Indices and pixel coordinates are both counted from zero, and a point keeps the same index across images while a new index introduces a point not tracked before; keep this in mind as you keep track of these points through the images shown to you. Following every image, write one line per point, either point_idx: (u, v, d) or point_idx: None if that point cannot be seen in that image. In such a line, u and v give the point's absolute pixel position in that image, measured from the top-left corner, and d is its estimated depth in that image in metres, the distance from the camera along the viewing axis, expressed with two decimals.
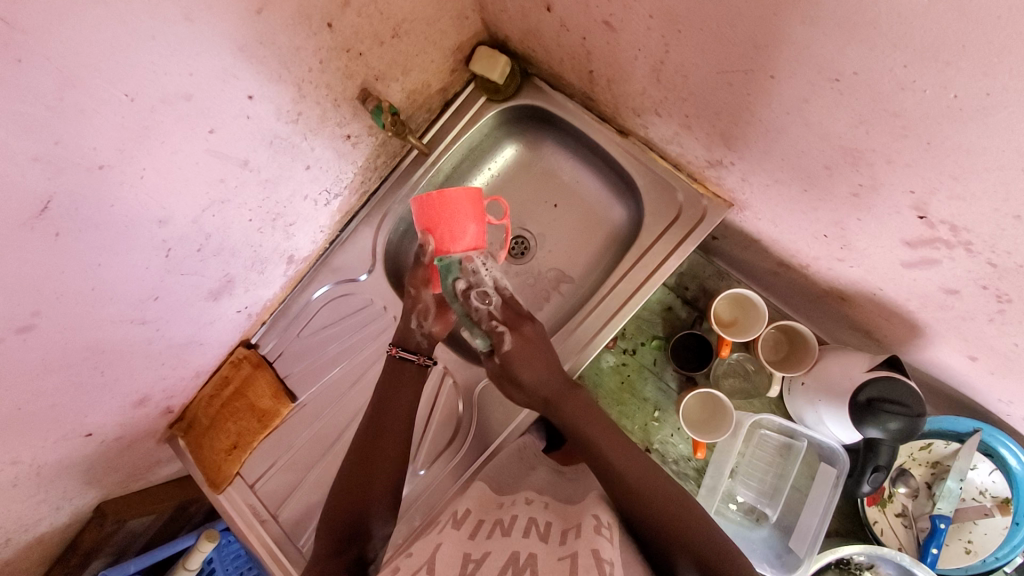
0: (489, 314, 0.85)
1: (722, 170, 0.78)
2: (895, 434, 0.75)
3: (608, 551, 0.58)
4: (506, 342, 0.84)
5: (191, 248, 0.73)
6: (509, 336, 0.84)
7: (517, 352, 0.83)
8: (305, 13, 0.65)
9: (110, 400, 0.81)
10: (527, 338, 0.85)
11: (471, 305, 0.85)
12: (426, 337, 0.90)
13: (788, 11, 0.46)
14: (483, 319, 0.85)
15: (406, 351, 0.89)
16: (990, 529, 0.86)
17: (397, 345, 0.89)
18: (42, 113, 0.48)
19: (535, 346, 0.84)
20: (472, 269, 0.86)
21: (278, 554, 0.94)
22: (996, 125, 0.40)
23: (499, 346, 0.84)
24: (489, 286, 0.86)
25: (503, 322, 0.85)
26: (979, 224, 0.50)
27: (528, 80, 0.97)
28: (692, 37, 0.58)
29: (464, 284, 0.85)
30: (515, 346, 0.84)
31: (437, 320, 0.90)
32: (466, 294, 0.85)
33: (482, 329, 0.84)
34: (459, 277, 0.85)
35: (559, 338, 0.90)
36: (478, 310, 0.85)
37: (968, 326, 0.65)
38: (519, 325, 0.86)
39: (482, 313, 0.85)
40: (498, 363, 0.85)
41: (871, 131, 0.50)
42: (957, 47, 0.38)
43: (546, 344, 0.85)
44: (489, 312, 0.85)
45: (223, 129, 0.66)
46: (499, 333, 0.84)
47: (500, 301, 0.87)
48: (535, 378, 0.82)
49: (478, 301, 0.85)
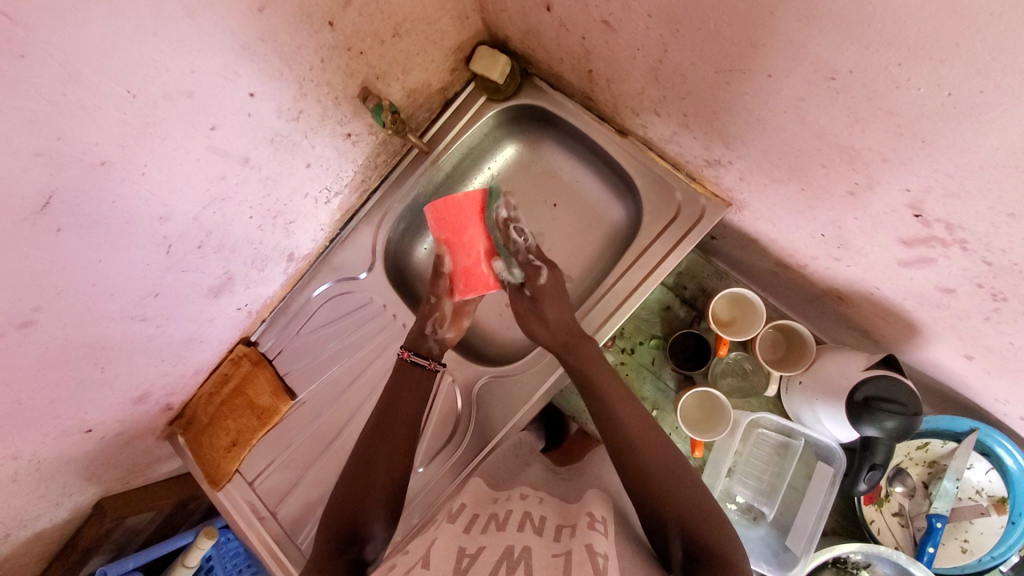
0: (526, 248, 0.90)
1: (720, 170, 0.79)
2: (892, 433, 0.76)
3: (601, 547, 0.59)
4: (541, 276, 0.88)
5: (192, 245, 0.73)
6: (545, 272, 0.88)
7: (549, 289, 0.87)
8: (306, 11, 0.66)
9: (110, 396, 0.81)
10: (559, 280, 0.89)
11: (509, 236, 0.89)
12: (438, 343, 0.92)
13: (784, 10, 0.46)
14: (521, 252, 0.90)
15: (417, 356, 0.90)
16: (986, 528, 0.86)
17: (405, 351, 0.90)
18: (44, 109, 0.49)
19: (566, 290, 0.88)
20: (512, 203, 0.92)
21: (277, 551, 0.94)
22: (990, 123, 0.41)
23: (534, 279, 0.88)
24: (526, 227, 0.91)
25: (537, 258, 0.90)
26: (974, 222, 0.50)
27: (528, 79, 0.97)
28: (690, 37, 0.58)
29: (504, 214, 0.90)
30: (549, 282, 0.88)
31: (452, 326, 0.93)
32: (503, 224, 0.89)
33: (519, 261, 0.89)
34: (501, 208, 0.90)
35: (583, 311, 0.92)
36: (515, 244, 0.90)
37: (964, 324, 0.66)
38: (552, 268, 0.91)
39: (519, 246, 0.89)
40: (528, 296, 0.88)
41: (867, 130, 0.50)
42: (951, 46, 0.38)
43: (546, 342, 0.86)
44: (525, 246, 0.90)
45: (224, 126, 0.67)
46: (534, 267, 0.89)
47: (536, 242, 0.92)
48: (560, 315, 0.85)
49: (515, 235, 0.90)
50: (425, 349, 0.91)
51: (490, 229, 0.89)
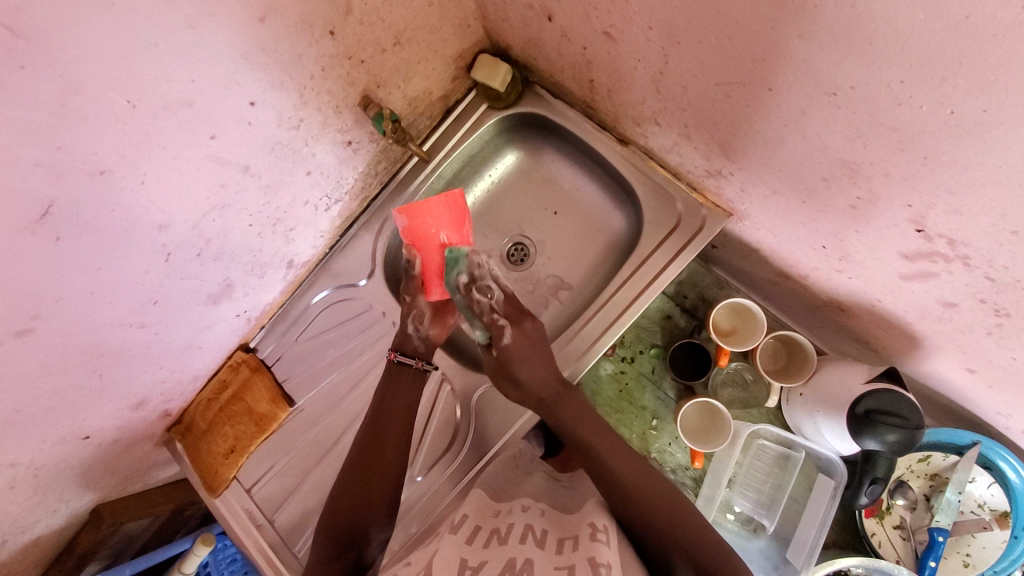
0: (491, 307, 0.86)
1: (722, 180, 0.78)
2: (894, 447, 0.75)
3: (605, 557, 0.59)
4: (506, 336, 0.84)
5: (191, 252, 0.73)
6: (509, 331, 0.85)
7: (516, 348, 0.84)
8: (307, 20, 0.66)
9: (108, 403, 0.81)
10: (527, 334, 0.85)
11: (473, 299, 0.86)
12: (422, 342, 0.91)
13: (785, 26, 0.46)
14: (485, 312, 0.86)
15: (403, 355, 0.90)
16: (988, 542, 0.85)
17: (393, 351, 0.90)
18: (44, 119, 0.48)
19: (537, 344, 0.84)
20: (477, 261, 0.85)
21: (274, 559, 0.93)
22: (993, 141, 0.40)
23: (499, 339, 0.85)
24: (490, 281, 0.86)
25: (503, 316, 0.86)
26: (976, 238, 0.50)
27: (529, 88, 0.97)
28: (692, 49, 0.58)
29: (466, 278, 0.85)
30: (515, 340, 0.84)
31: (433, 323, 0.91)
32: (467, 287, 0.86)
33: (483, 322, 0.86)
34: (462, 271, 0.85)
35: (562, 344, 0.91)
36: (479, 303, 0.86)
37: (966, 338, 0.65)
38: (521, 320, 0.87)
39: (483, 306, 0.86)
40: (497, 358, 0.85)
41: (868, 145, 0.50)
42: (954, 64, 0.38)
43: (545, 351, 0.85)
44: (490, 306, 0.86)
45: (225, 135, 0.67)
46: (499, 326, 0.85)
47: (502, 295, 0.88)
48: (533, 377, 0.82)
49: (478, 295, 0.86)
50: (421, 355, 0.91)
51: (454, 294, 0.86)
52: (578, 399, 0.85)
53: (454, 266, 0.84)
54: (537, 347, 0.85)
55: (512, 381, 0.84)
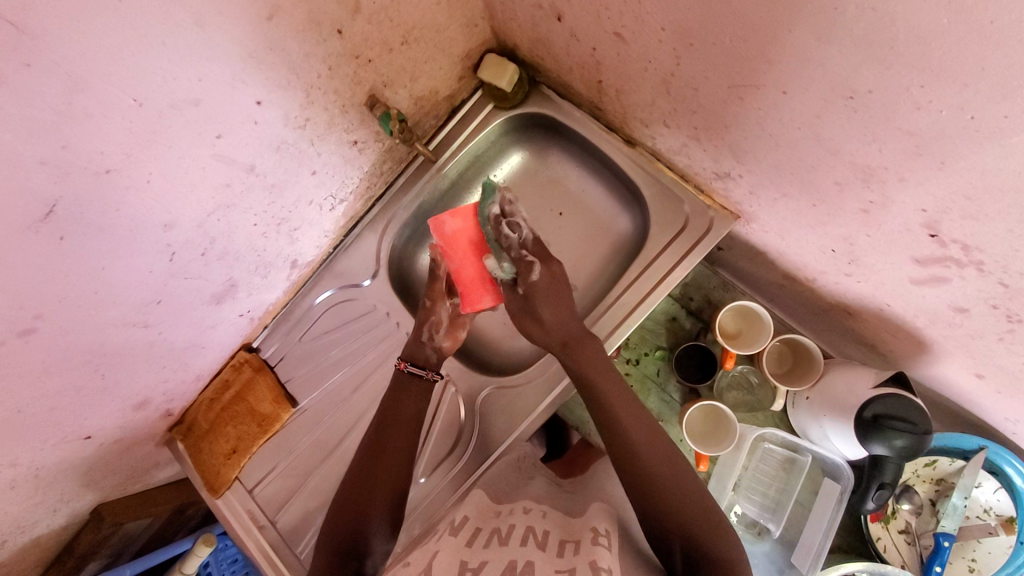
0: (520, 244, 0.85)
1: (730, 183, 0.78)
2: (901, 452, 0.75)
3: (606, 561, 0.58)
4: (534, 272, 0.84)
5: (196, 252, 0.73)
6: (537, 267, 0.84)
7: (543, 285, 0.84)
8: (315, 19, 0.65)
9: (111, 403, 0.80)
10: (553, 276, 0.85)
11: (503, 232, 0.84)
12: (436, 352, 0.92)
13: (802, 29, 0.45)
14: (512, 247, 0.85)
15: (415, 366, 0.90)
16: (994, 547, 0.85)
17: (404, 361, 0.91)
18: (50, 117, 0.48)
19: (562, 284, 0.84)
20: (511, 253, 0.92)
21: (276, 560, 0.93)
22: (1013, 147, 0.40)
23: (527, 276, 0.84)
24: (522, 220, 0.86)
25: (531, 252, 0.86)
26: (991, 244, 0.49)
27: (536, 88, 0.97)
28: (705, 51, 0.57)
29: (498, 210, 0.85)
30: (542, 278, 0.84)
31: (448, 334, 0.93)
32: (497, 220, 0.85)
33: (510, 256, 0.84)
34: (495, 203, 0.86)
35: (591, 318, 0.91)
36: (507, 238, 0.85)
37: (976, 343, 0.65)
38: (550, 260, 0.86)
39: (512, 241, 0.84)
40: (523, 296, 0.85)
41: (884, 149, 0.50)
42: (976, 69, 0.38)
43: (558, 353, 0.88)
44: (519, 242, 0.85)
45: (231, 134, 0.66)
46: (527, 263, 0.84)
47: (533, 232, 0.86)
48: (556, 316, 0.82)
49: (507, 229, 0.85)
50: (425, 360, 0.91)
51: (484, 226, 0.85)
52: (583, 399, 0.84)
53: (489, 193, 0.86)
54: (564, 288, 0.85)
55: (536, 322, 0.84)
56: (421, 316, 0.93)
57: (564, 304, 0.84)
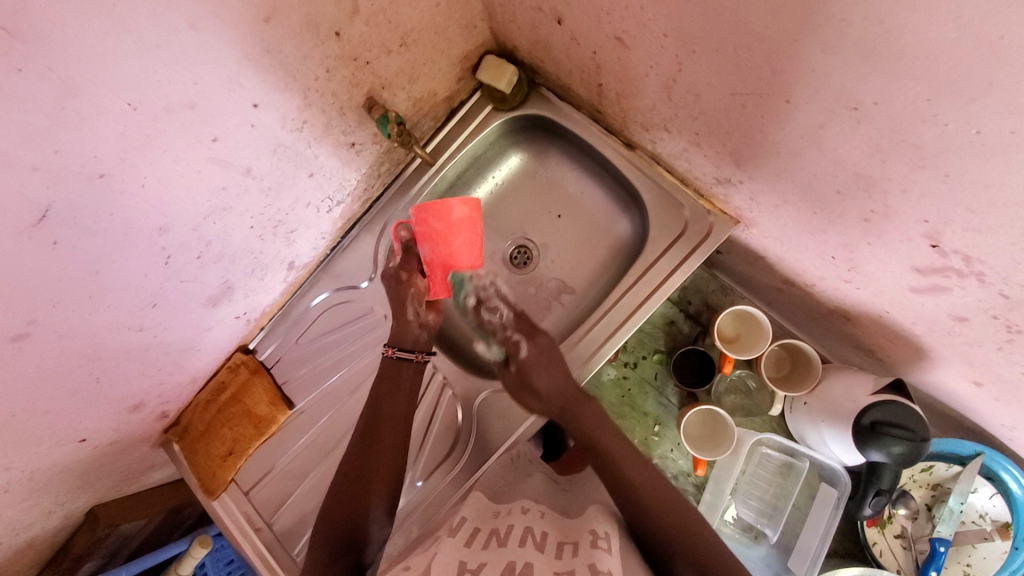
0: (502, 325, 0.94)
1: (731, 189, 0.78)
2: (899, 459, 0.74)
3: (606, 566, 0.58)
4: (522, 349, 0.90)
5: (191, 255, 0.72)
6: (525, 344, 0.90)
7: (533, 360, 0.88)
8: (313, 21, 0.64)
9: (106, 406, 0.80)
10: (542, 346, 0.90)
11: (482, 318, 0.97)
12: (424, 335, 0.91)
13: (807, 39, 0.45)
14: (499, 330, 0.95)
15: (404, 351, 0.88)
16: (989, 553, 0.85)
17: (393, 346, 0.89)
18: (43, 122, 0.47)
19: (548, 353, 0.87)
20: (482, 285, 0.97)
21: (271, 562, 0.92)
22: (1018, 161, 0.40)
23: (516, 353, 0.90)
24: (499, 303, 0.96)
25: (516, 332, 0.93)
26: (993, 256, 0.49)
27: (535, 89, 0.96)
28: (708, 58, 0.57)
29: (474, 300, 0.98)
30: (531, 353, 0.89)
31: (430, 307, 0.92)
32: (475, 309, 0.98)
33: (498, 339, 0.94)
34: (469, 294, 0.97)
35: (568, 343, 0.91)
36: (489, 322, 0.96)
37: (975, 352, 0.65)
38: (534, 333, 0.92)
39: (494, 322, 0.95)
40: (516, 372, 0.90)
41: (887, 160, 0.49)
42: (983, 84, 0.37)
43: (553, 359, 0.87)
44: (501, 323, 0.95)
45: (227, 137, 0.65)
46: (514, 342, 0.92)
47: (510, 313, 0.95)
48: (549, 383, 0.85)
49: (486, 314, 0.97)
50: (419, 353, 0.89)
51: (464, 317, 0.99)
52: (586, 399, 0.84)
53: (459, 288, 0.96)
54: (554, 355, 0.88)
55: (533, 394, 0.87)
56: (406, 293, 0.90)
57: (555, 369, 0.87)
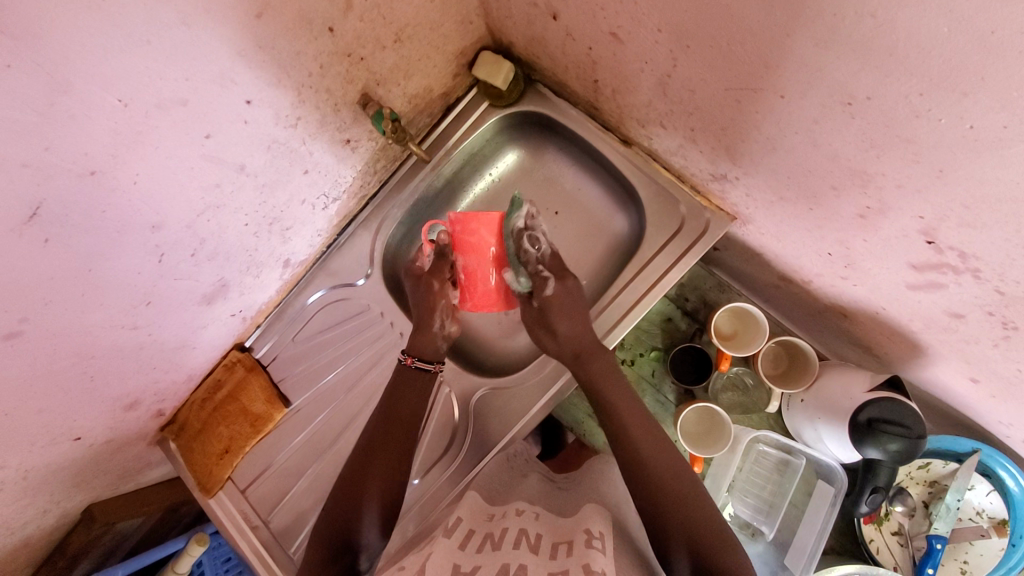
0: (537, 258, 0.85)
1: (727, 185, 0.77)
2: (895, 456, 0.75)
3: (599, 564, 0.57)
4: (549, 288, 0.85)
5: (185, 252, 0.72)
6: (552, 283, 0.85)
7: (556, 300, 0.84)
8: (306, 17, 0.64)
9: (101, 404, 0.79)
10: (569, 290, 0.86)
11: (523, 244, 0.84)
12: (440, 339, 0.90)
13: (801, 34, 0.45)
14: (532, 262, 0.85)
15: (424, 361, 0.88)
16: (985, 550, 0.85)
17: (410, 355, 0.88)
18: (31, 119, 0.47)
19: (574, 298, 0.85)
20: None
21: (268, 560, 0.92)
22: (1013, 157, 0.39)
23: (542, 290, 0.85)
24: (541, 235, 0.86)
25: (548, 269, 0.86)
26: (989, 252, 0.49)
27: (531, 86, 0.95)
28: (702, 54, 0.57)
29: (522, 223, 0.85)
30: (554, 293, 0.85)
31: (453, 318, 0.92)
32: (520, 233, 0.84)
33: (528, 270, 0.84)
34: (521, 216, 0.85)
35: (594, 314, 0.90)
36: (527, 252, 0.84)
37: (972, 349, 0.64)
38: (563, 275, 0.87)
39: (531, 255, 0.84)
40: (538, 308, 0.85)
41: (882, 156, 0.49)
42: (976, 78, 0.37)
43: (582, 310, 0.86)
44: (537, 257, 0.85)
45: (220, 134, 0.65)
46: (541, 279, 0.85)
47: (549, 250, 0.87)
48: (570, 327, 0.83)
49: (528, 243, 0.85)
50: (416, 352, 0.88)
51: (507, 238, 0.83)
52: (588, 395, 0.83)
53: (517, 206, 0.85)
54: (578, 299, 0.85)
55: (549, 333, 0.84)
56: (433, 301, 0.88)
57: (580, 317, 0.85)
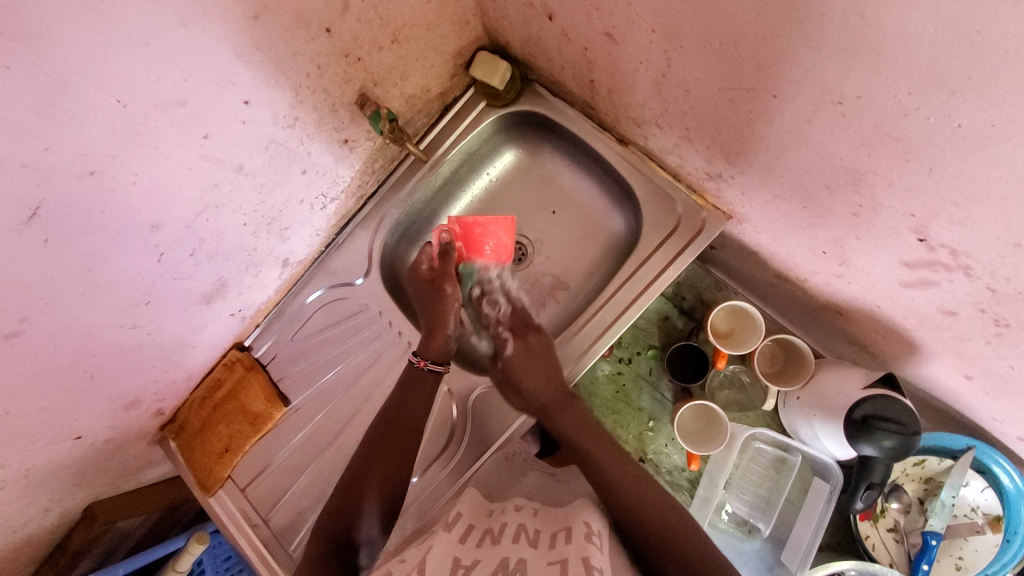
0: (497, 320, 0.96)
1: (722, 184, 0.78)
2: (890, 453, 0.75)
3: (598, 560, 0.58)
4: (508, 348, 0.93)
5: (184, 252, 0.72)
6: (511, 343, 0.93)
7: (516, 358, 0.90)
8: (303, 18, 0.64)
9: (101, 403, 0.80)
10: (530, 345, 0.91)
11: (482, 312, 0.97)
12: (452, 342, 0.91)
13: (792, 34, 0.45)
14: (492, 324, 0.97)
15: (435, 364, 0.89)
16: (981, 546, 0.86)
17: (421, 359, 0.88)
18: (31, 120, 0.47)
19: (534, 353, 0.89)
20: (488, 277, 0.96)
21: (268, 558, 0.93)
22: (1001, 155, 0.40)
23: (503, 351, 0.93)
24: (499, 297, 0.97)
25: (508, 329, 0.95)
26: (979, 249, 0.49)
27: (528, 85, 0.96)
28: (695, 53, 0.57)
29: (478, 291, 0.97)
30: (515, 352, 0.91)
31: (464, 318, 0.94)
32: (479, 300, 0.98)
33: (489, 333, 0.96)
34: (475, 284, 0.97)
35: (562, 339, 0.92)
36: (487, 317, 0.97)
37: (964, 346, 0.65)
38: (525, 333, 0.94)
39: (490, 318, 0.97)
40: (501, 370, 0.93)
41: (873, 154, 0.50)
42: (963, 77, 0.37)
43: (546, 359, 0.89)
44: (496, 319, 0.96)
45: (218, 134, 0.65)
46: (503, 340, 0.94)
47: (508, 310, 0.96)
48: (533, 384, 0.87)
49: (488, 308, 0.97)
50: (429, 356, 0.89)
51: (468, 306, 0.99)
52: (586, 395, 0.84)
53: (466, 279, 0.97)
54: (538, 352, 0.90)
55: (515, 390, 0.90)
56: (444, 304, 0.91)
57: (538, 368, 0.88)
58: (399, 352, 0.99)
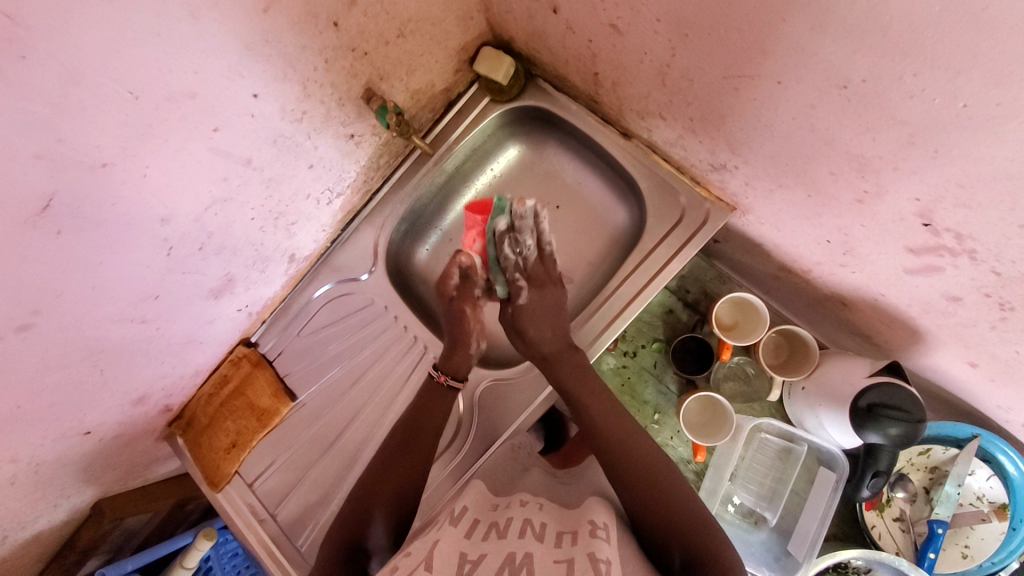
0: (517, 265, 0.89)
1: (727, 175, 0.78)
2: (896, 441, 0.76)
3: (604, 555, 0.58)
4: (523, 296, 0.88)
5: (193, 246, 0.73)
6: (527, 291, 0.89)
7: (529, 308, 0.88)
8: (312, 11, 0.65)
9: (110, 398, 0.80)
10: (544, 297, 0.89)
11: (504, 249, 0.88)
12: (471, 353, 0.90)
13: (797, 19, 0.46)
14: (510, 267, 0.89)
15: (455, 379, 0.90)
16: (987, 534, 0.86)
17: (443, 374, 0.89)
18: (45, 110, 0.48)
19: (548, 307, 0.87)
20: (521, 213, 0.87)
21: (277, 553, 0.93)
22: (1006, 135, 0.41)
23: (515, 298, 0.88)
24: (527, 237, 0.88)
25: (526, 275, 0.90)
26: (985, 232, 0.50)
27: (532, 81, 0.97)
28: (700, 43, 0.58)
29: (505, 224, 0.87)
30: (530, 303, 0.88)
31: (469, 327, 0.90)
32: (503, 234, 0.88)
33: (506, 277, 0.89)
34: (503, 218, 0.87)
35: (578, 324, 0.92)
36: (507, 257, 0.89)
37: (970, 332, 0.65)
38: (542, 284, 0.90)
39: (510, 261, 0.89)
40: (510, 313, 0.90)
41: (878, 138, 0.50)
42: (968, 57, 0.38)
43: (560, 319, 0.88)
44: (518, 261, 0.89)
45: (227, 127, 0.66)
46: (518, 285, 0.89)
47: (534, 254, 0.90)
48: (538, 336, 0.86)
49: (510, 247, 0.89)
50: (448, 371, 0.89)
51: (489, 240, 0.88)
52: (592, 387, 0.83)
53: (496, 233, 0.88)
54: (552, 309, 0.88)
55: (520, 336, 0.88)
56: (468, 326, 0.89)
57: (550, 324, 0.87)
58: (404, 347, 0.99)
